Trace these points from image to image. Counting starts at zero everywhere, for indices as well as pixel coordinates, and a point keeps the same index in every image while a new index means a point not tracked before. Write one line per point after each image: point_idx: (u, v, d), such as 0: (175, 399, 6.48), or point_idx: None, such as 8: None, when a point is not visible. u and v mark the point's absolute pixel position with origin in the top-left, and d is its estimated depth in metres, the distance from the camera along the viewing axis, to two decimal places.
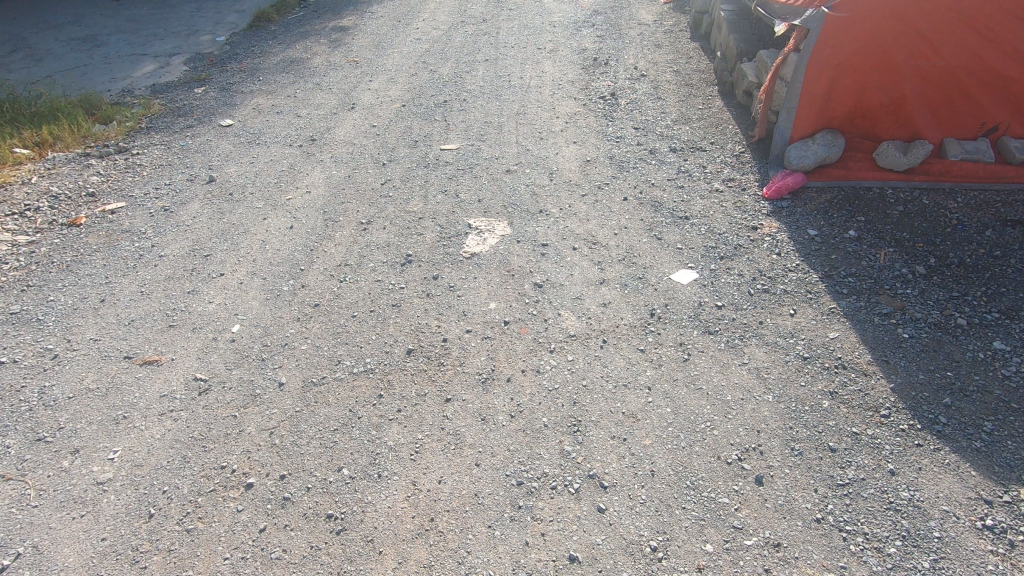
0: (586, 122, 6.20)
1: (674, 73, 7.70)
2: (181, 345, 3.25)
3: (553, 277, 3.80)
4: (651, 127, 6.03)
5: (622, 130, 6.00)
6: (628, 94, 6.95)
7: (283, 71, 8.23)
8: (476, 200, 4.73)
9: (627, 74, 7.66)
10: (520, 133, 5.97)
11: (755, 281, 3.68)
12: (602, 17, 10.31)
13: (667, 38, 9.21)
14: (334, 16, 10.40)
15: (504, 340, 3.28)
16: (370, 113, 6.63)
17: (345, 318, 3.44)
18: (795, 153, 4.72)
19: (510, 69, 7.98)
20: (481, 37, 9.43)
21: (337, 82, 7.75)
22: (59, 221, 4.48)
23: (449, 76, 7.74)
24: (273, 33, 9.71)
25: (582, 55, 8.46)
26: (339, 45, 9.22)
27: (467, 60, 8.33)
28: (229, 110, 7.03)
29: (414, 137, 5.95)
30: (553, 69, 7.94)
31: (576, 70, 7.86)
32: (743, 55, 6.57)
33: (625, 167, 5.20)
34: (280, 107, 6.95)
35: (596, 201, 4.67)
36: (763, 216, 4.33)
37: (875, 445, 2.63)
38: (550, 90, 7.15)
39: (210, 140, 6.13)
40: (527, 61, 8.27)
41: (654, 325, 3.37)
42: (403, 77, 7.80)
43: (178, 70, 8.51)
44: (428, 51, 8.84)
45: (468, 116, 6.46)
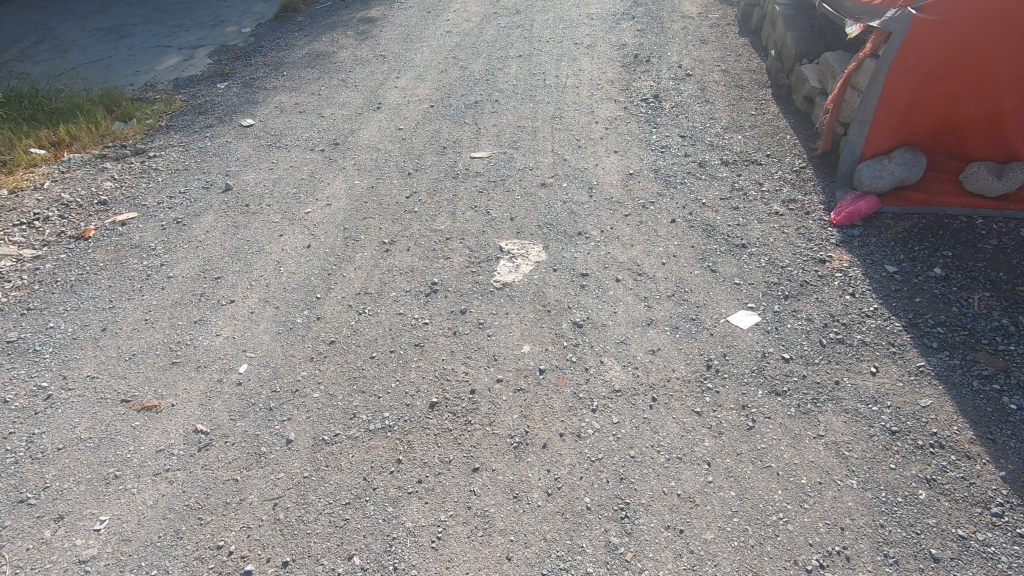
0: (628, 129, 5.74)
1: (722, 73, 7.14)
2: (183, 387, 2.95)
3: (594, 315, 3.40)
4: (698, 136, 5.54)
5: (667, 138, 5.52)
6: (672, 96, 6.44)
7: (308, 66, 7.92)
8: (508, 219, 4.34)
9: (671, 73, 7.14)
10: (556, 139, 5.54)
11: (827, 328, 3.21)
12: (643, 9, 9.74)
13: (713, 33, 8.62)
14: (363, 7, 10.05)
15: (539, 394, 2.89)
16: (397, 115, 6.27)
17: (362, 359, 3.10)
18: (869, 173, 4.21)
19: (545, 66, 7.51)
20: (515, 30, 8.97)
21: (364, 78, 7.40)
22: (68, 233, 4.24)
23: (481, 74, 7.32)
24: (300, 25, 9.40)
25: (622, 52, 7.93)
26: (367, 38, 8.87)
27: (500, 56, 7.89)
28: (251, 108, 6.75)
29: (443, 142, 5.57)
30: (591, 66, 7.45)
31: (615, 68, 7.37)
32: (803, 56, 6.00)
33: (672, 182, 4.74)
34: (304, 106, 6.64)
35: (641, 222, 4.23)
36: (831, 247, 3.84)
37: (988, 557, 2.18)
38: (588, 91, 6.68)
39: (229, 141, 5.85)
40: (564, 57, 7.80)
41: (711, 380, 2.94)
42: (432, 74, 7.41)
43: (202, 63, 8.26)
44: (458, 45, 8.42)
45: (501, 119, 6.04)
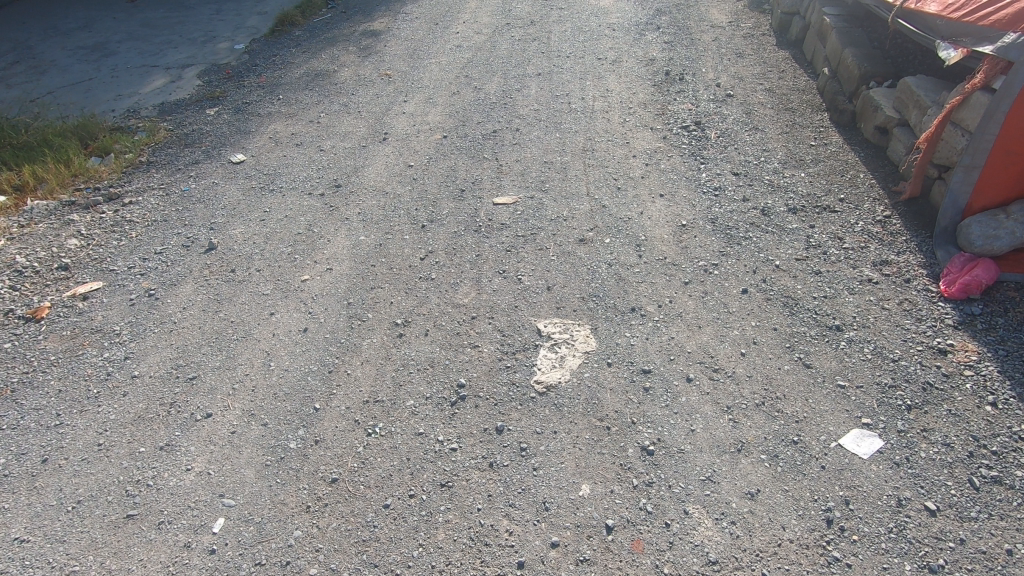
0: (671, 164, 5.01)
1: (767, 94, 6.41)
2: (138, 559, 2.28)
3: (666, 434, 2.68)
4: (754, 174, 4.81)
5: (719, 176, 4.79)
6: (715, 124, 5.72)
7: (307, 87, 7.22)
8: (545, 288, 3.62)
9: (710, 95, 6.42)
10: (590, 179, 4.82)
11: (975, 459, 2.49)
12: (667, 19, 9.02)
13: (748, 46, 7.89)
14: (365, 19, 9.36)
15: (609, 570, 2.21)
16: (406, 148, 5.57)
17: (373, 509, 2.41)
18: (980, 231, 3.47)
19: (567, 85, 6.79)
20: (531, 43, 8.25)
21: (368, 102, 6.70)
22: (18, 312, 3.56)
23: (497, 96, 6.61)
24: (298, 40, 8.71)
25: (650, 69, 7.22)
26: (371, 54, 8.17)
27: (517, 74, 7.17)
28: (243, 140, 6.05)
29: (461, 183, 4.87)
30: (619, 86, 6.72)
31: (647, 88, 6.63)
32: (869, 78, 5.26)
33: (734, 236, 4.02)
34: (301, 137, 5.94)
35: (705, 293, 3.51)
36: (951, 331, 3.11)
37: None
38: (619, 117, 5.96)
39: (216, 182, 5.15)
40: (589, 75, 7.08)
41: (835, 548, 2.24)
42: (443, 96, 6.69)
43: (191, 85, 7.57)
44: (470, 62, 7.72)
45: (524, 152, 5.33)
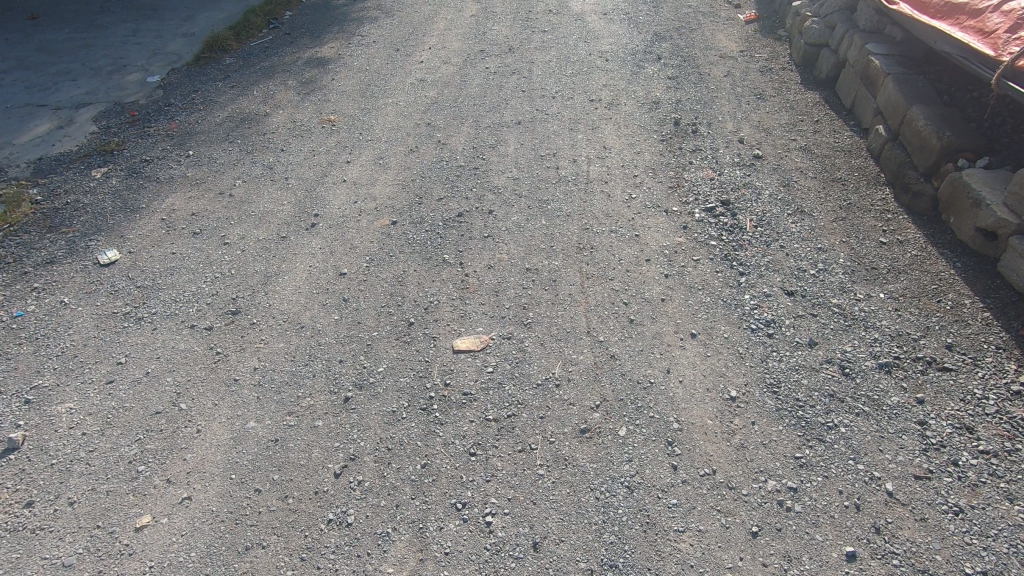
0: (699, 274, 3.69)
1: (804, 155, 5.15)
2: None
3: None
4: (816, 293, 3.51)
5: (768, 297, 3.48)
6: (748, 204, 4.42)
7: (227, 138, 5.76)
8: (531, 545, 2.28)
9: (733, 158, 5.13)
10: (590, 301, 3.47)
11: None
12: (667, 47, 7.75)
13: (767, 84, 6.64)
14: (313, 45, 7.94)
15: None
16: (341, 239, 4.16)
17: None
18: None
19: (553, 140, 5.46)
20: (508, 78, 6.89)
21: (301, 162, 5.27)
22: None
23: (466, 155, 5.24)
24: (228, 71, 7.23)
25: (654, 118, 5.91)
26: (315, 91, 6.76)
27: (491, 124, 5.82)
28: (126, 220, 4.57)
29: (409, 306, 3.48)
30: (617, 143, 5.40)
31: (654, 147, 5.33)
32: (955, 152, 4.02)
33: (812, 423, 2.71)
34: (204, 218, 4.49)
35: (788, 559, 2.22)
36: None
37: None
38: (622, 190, 4.63)
39: (67, 299, 3.70)
40: (580, 125, 5.75)
41: None
42: (397, 155, 5.30)
43: (82, 132, 6.04)
44: (435, 102, 6.36)
45: (499, 250, 3.96)
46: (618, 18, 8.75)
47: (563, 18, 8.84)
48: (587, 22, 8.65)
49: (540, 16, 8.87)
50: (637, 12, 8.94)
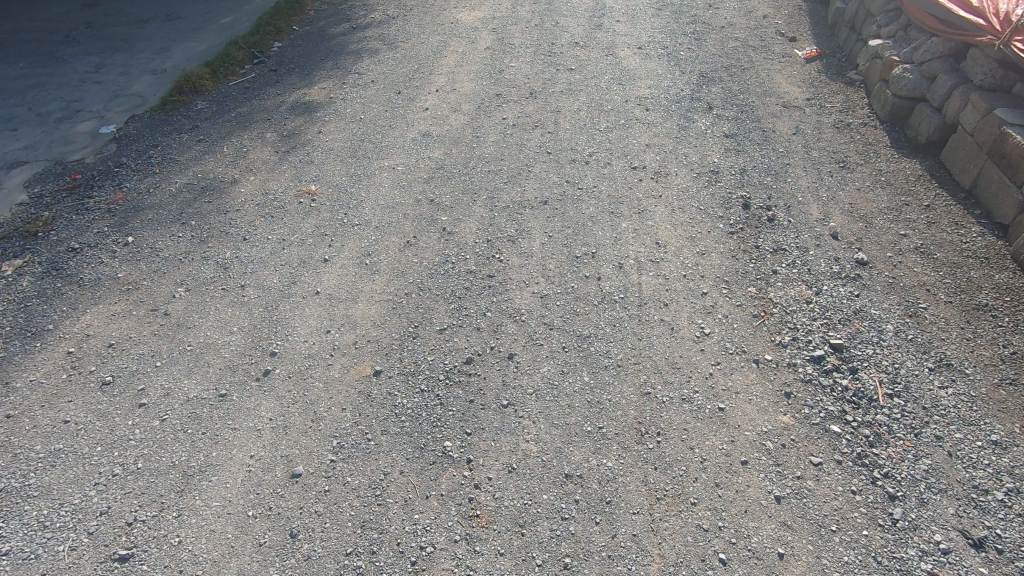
0: (827, 498, 2.49)
1: (925, 260, 3.91)
2: None
3: None
4: (1019, 546, 2.31)
5: (947, 558, 2.29)
6: (869, 350, 3.19)
7: (180, 216, 4.62)
8: None
9: (830, 265, 3.90)
10: (668, 554, 2.32)
11: None
12: (716, 93, 6.55)
13: (848, 148, 5.42)
14: (303, 86, 6.85)
15: None
16: (302, 400, 2.98)
17: None
18: None
19: (589, 229, 4.29)
20: (530, 133, 5.74)
21: (266, 256, 4.11)
22: None
23: (478, 251, 4.07)
24: (198, 120, 6.13)
25: (716, 197, 4.69)
26: (298, 148, 5.64)
27: (509, 202, 4.65)
28: (22, 351, 3.42)
29: (389, 553, 2.36)
30: (672, 236, 4.21)
31: (722, 244, 4.11)
32: None
33: None
34: (122, 355, 3.33)
35: None
36: None
37: None
38: (688, 320, 3.43)
39: None
40: (622, 206, 4.56)
41: None
42: (390, 250, 4.14)
43: (8, 203, 4.93)
44: (441, 167, 5.23)
45: (524, 433, 2.76)
46: (655, 55, 7.58)
47: (591, 54, 7.69)
48: (620, 60, 7.49)
49: (564, 52, 7.75)
50: (676, 48, 7.78)
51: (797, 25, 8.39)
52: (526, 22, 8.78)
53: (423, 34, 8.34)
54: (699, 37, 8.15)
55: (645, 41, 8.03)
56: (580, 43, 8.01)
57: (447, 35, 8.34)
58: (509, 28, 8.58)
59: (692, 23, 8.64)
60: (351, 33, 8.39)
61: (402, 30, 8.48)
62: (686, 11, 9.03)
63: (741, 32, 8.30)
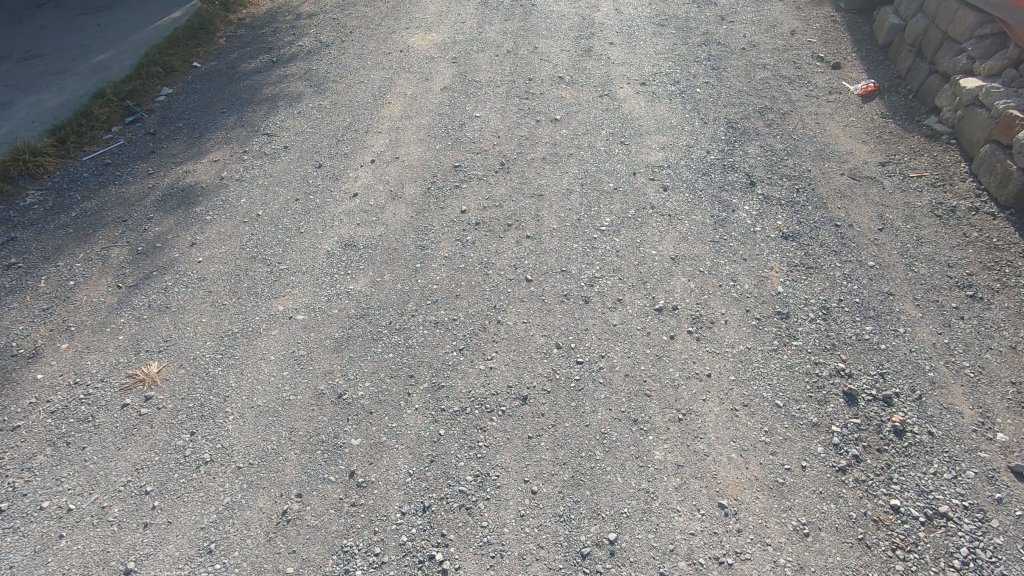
0: None
1: None
2: None
3: None
4: None
5: None
6: None
7: None
8: None
9: None
10: None
11: None
12: (754, 157, 4.80)
13: (966, 256, 3.72)
14: (188, 159, 4.99)
15: None
16: None
17: None
18: None
19: (599, 466, 2.55)
20: (501, 237, 3.99)
21: (25, 564, 2.33)
22: None
23: (408, 538, 2.34)
24: (19, 227, 4.24)
25: (796, 373, 2.94)
26: (154, 275, 3.79)
27: (466, 394, 2.88)
28: None
29: None
30: (741, 481, 2.48)
31: (835, 506, 2.39)
32: None
33: None
34: None
35: None
36: None
37: None
38: None
39: None
40: (649, 401, 2.81)
41: None
42: (250, 537, 2.38)
43: None
44: (366, 310, 3.45)
45: None
46: (663, 97, 5.82)
47: (581, 94, 5.93)
48: (618, 103, 5.73)
49: (546, 92, 5.98)
50: (688, 85, 6.03)
51: (836, 50, 6.70)
52: (495, 47, 6.99)
53: (363, 69, 6.52)
54: (716, 68, 6.40)
55: (647, 74, 6.28)
56: (566, 78, 6.26)
57: (394, 69, 6.54)
58: (473, 56, 6.79)
59: (703, 46, 6.90)
60: (270, 71, 6.52)
61: (336, 64, 6.64)
62: (693, 32, 7.30)
63: (766, 59, 6.57)
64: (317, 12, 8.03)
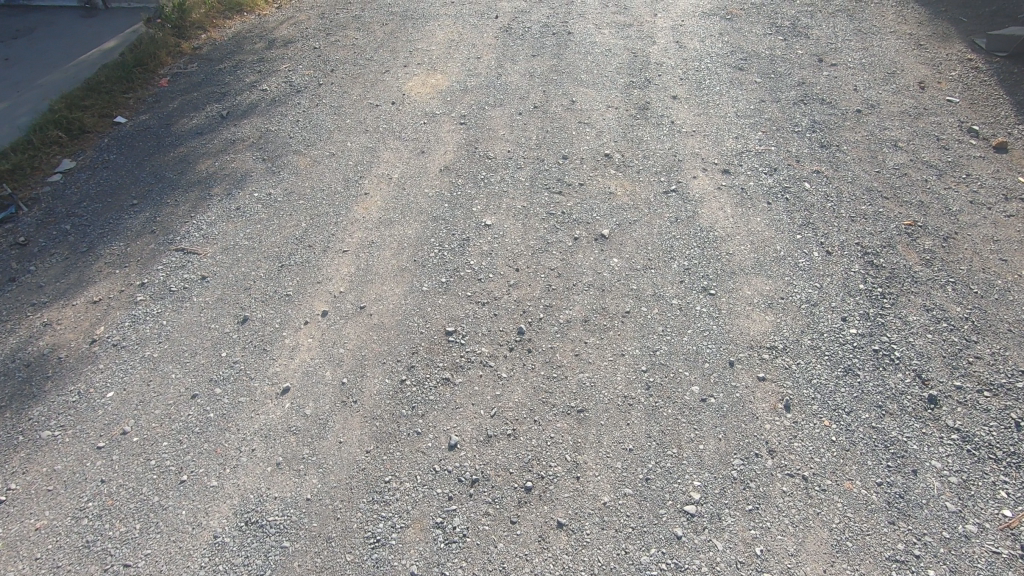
0: None
1: None
2: None
3: None
4: None
5: None
6: None
7: None
8: None
9: None
10: None
11: None
12: (919, 336, 3.04)
13: None
14: (56, 298, 3.39)
15: None
16: None
17: None
18: None
19: None
20: (516, 524, 2.32)
21: None
22: None
23: None
24: None
25: None
26: None
27: None
28: None
29: None
30: None
31: None
32: None
33: None
34: None
35: None
36: None
37: None
38: None
39: None
40: None
41: None
42: None
43: None
44: None
45: None
46: (756, 199, 4.04)
47: (636, 186, 4.19)
48: (691, 206, 3.99)
49: (587, 180, 4.25)
50: (789, 177, 4.23)
51: (992, 119, 4.83)
52: (518, 100, 5.26)
53: (339, 133, 4.85)
54: (825, 145, 4.58)
55: (728, 154, 4.50)
56: (614, 155, 4.52)
57: (380, 133, 4.85)
58: (488, 114, 5.08)
59: (800, 107, 5.07)
60: (215, 132, 4.88)
61: (307, 123, 4.98)
62: (782, 82, 5.45)
63: (894, 133, 4.72)
64: (295, 40, 6.36)
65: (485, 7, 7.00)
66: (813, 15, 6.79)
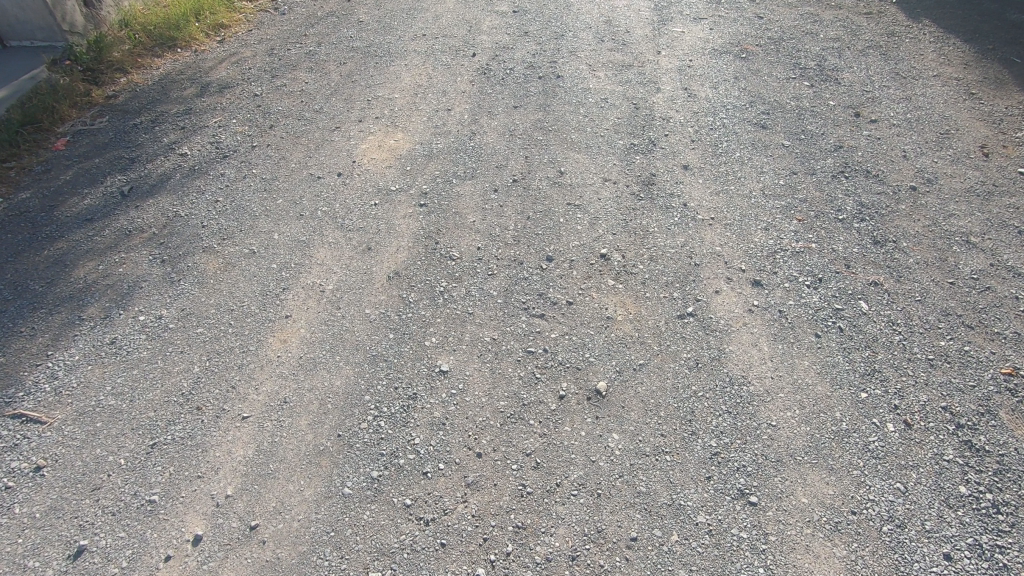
0: None
1: None
2: None
3: None
4: None
5: None
6: None
7: None
8: None
9: None
10: None
11: None
12: None
13: None
14: None
15: None
16: None
17: None
18: None
19: None
20: None
21: None
22: None
23: None
24: None
25: None
26: None
27: None
28: None
29: None
30: None
31: None
32: None
33: None
34: None
35: None
36: None
37: None
38: None
39: None
40: None
41: None
42: None
43: None
44: None
45: None
46: (800, 328, 3.06)
47: (643, 306, 3.20)
48: (716, 341, 3.00)
49: (577, 296, 3.26)
50: (840, 292, 3.26)
51: None
52: (494, 170, 4.27)
53: (267, 218, 3.85)
54: (879, 241, 3.61)
55: (758, 254, 3.53)
56: (612, 255, 3.53)
57: (319, 219, 3.85)
58: (456, 190, 4.09)
59: (840, 182, 4.11)
60: (108, 218, 3.87)
61: (228, 204, 3.97)
62: (815, 145, 4.48)
63: (964, 222, 3.76)
64: (232, 85, 5.34)
65: (461, 42, 6.00)
66: (842, 52, 5.83)
